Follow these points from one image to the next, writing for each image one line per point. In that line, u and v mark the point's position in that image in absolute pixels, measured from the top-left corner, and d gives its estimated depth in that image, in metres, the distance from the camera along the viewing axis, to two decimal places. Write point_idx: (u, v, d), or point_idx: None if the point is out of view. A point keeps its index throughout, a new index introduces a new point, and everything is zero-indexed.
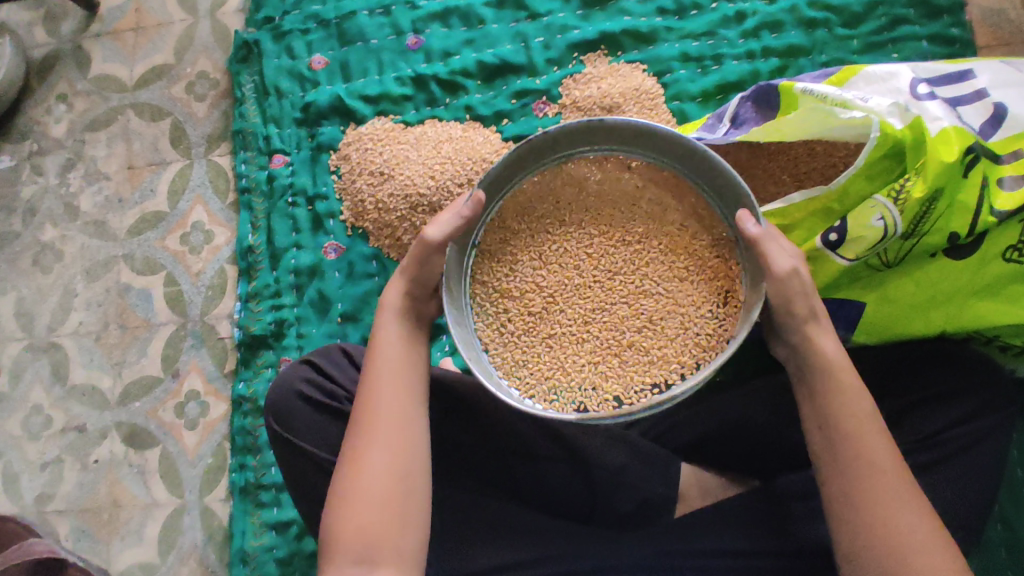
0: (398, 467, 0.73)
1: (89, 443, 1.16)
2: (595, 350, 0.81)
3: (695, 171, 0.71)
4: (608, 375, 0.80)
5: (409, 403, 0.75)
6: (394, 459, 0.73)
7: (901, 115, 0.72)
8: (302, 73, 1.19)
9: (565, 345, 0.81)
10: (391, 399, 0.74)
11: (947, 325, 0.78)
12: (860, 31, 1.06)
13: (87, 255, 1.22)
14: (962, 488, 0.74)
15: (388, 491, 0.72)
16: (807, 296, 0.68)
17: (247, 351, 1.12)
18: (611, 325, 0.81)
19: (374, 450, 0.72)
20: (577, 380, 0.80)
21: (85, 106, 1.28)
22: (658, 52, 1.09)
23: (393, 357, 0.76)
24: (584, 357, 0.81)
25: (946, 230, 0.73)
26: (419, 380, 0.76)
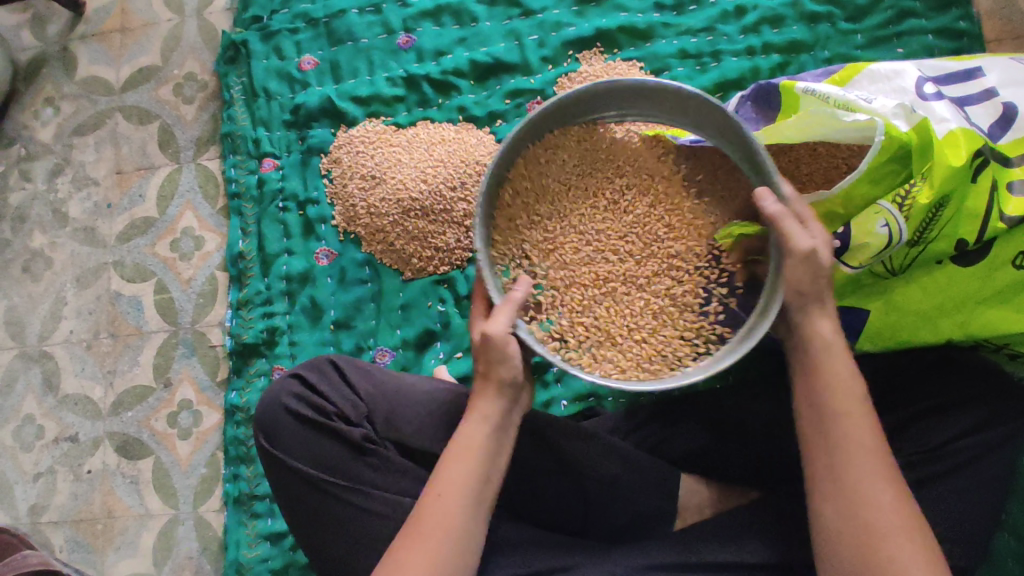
0: (453, 545, 0.66)
1: (82, 453, 1.15)
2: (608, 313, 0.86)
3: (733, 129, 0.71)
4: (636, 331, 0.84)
5: (481, 479, 0.69)
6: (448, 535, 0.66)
7: (907, 117, 0.68)
8: (292, 74, 1.16)
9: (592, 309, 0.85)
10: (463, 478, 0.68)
11: (954, 333, 0.75)
12: (864, 25, 1.02)
13: (77, 262, 1.20)
14: (970, 501, 0.72)
15: (444, 568, 0.65)
16: None
17: (239, 359, 1.11)
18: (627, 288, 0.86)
19: (438, 532, 0.66)
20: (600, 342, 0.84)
21: (72, 110, 1.25)
22: (655, 49, 1.06)
23: (479, 435, 0.70)
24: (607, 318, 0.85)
25: (952, 236, 0.70)
26: (474, 419, 0.71)
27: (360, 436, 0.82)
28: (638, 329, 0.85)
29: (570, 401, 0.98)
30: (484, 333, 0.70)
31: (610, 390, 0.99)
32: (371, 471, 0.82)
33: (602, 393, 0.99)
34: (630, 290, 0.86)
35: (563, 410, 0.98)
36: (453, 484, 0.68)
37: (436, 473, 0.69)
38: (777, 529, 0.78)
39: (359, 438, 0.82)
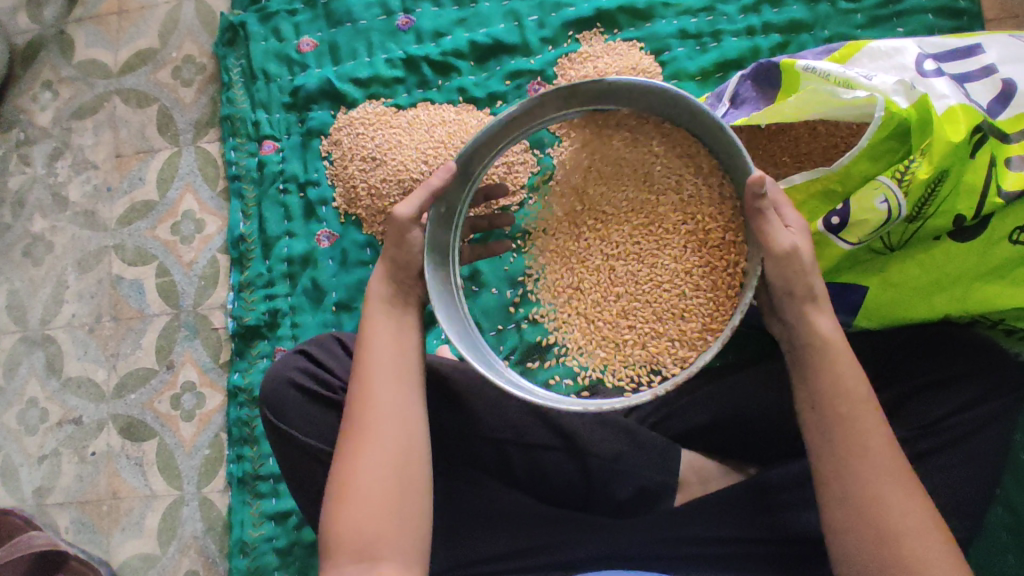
0: (404, 434, 0.73)
1: (86, 435, 1.16)
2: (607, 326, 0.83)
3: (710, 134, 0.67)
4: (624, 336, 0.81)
5: (397, 356, 0.75)
6: (400, 426, 0.73)
7: (906, 93, 0.69)
8: (291, 56, 1.16)
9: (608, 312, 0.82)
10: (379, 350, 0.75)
11: (952, 308, 0.75)
12: (865, 4, 1.02)
13: (78, 246, 1.21)
14: (963, 477, 0.73)
15: (399, 456, 0.72)
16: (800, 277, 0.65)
17: (241, 341, 1.11)
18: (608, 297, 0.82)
19: (378, 429, 0.73)
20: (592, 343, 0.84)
21: (70, 93, 1.25)
22: (655, 30, 1.06)
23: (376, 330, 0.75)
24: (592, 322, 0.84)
25: (951, 212, 0.70)
26: (370, 314, 0.76)
27: None
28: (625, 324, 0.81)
29: None
30: (394, 211, 0.73)
31: None
32: None
33: None
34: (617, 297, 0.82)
35: None
36: (369, 372, 0.74)
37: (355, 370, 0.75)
38: (774, 503, 0.80)
39: None
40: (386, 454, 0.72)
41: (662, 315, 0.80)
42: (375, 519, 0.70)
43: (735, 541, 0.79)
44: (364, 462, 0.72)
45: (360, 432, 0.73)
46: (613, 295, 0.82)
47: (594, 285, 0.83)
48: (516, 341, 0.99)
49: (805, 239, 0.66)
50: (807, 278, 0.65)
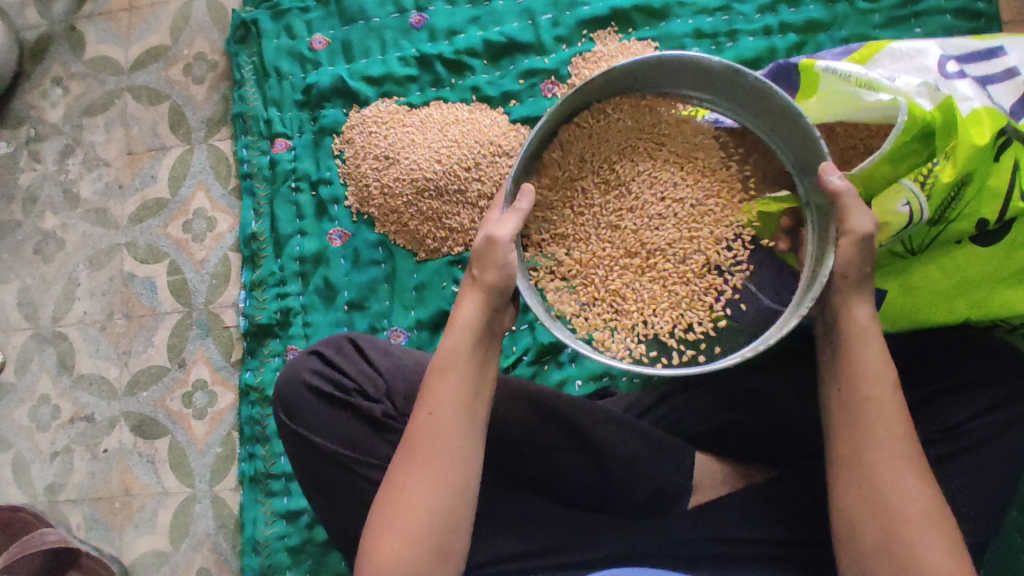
0: (455, 468, 0.69)
1: (98, 432, 1.16)
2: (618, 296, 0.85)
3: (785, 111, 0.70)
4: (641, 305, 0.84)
5: (476, 386, 0.71)
6: (455, 457, 0.69)
7: (930, 94, 0.69)
8: (304, 54, 1.15)
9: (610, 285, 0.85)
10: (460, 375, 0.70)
11: (973, 312, 0.75)
12: (882, 5, 1.01)
13: (89, 243, 1.21)
14: (986, 480, 0.72)
15: (446, 490, 0.69)
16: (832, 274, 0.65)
17: (253, 340, 1.11)
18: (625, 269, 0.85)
19: (432, 457, 0.69)
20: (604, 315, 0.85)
21: (81, 90, 1.25)
22: (670, 29, 1.05)
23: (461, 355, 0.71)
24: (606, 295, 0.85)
25: (974, 216, 0.70)
26: (455, 332, 0.71)
27: (380, 412, 0.82)
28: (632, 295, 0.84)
29: (585, 381, 0.99)
30: (489, 235, 0.70)
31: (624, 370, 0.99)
32: (388, 448, 0.82)
33: (616, 372, 0.99)
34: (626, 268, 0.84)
35: (577, 390, 0.99)
36: (441, 395, 0.70)
37: (427, 392, 0.71)
38: (791, 506, 0.80)
39: (379, 415, 0.82)
40: (434, 483, 0.69)
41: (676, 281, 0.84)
42: (414, 547, 0.67)
43: (752, 543, 0.79)
44: (411, 488, 0.69)
45: (412, 458, 0.70)
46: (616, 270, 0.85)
47: (593, 251, 0.84)
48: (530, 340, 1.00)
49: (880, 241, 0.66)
50: (862, 277, 0.66)
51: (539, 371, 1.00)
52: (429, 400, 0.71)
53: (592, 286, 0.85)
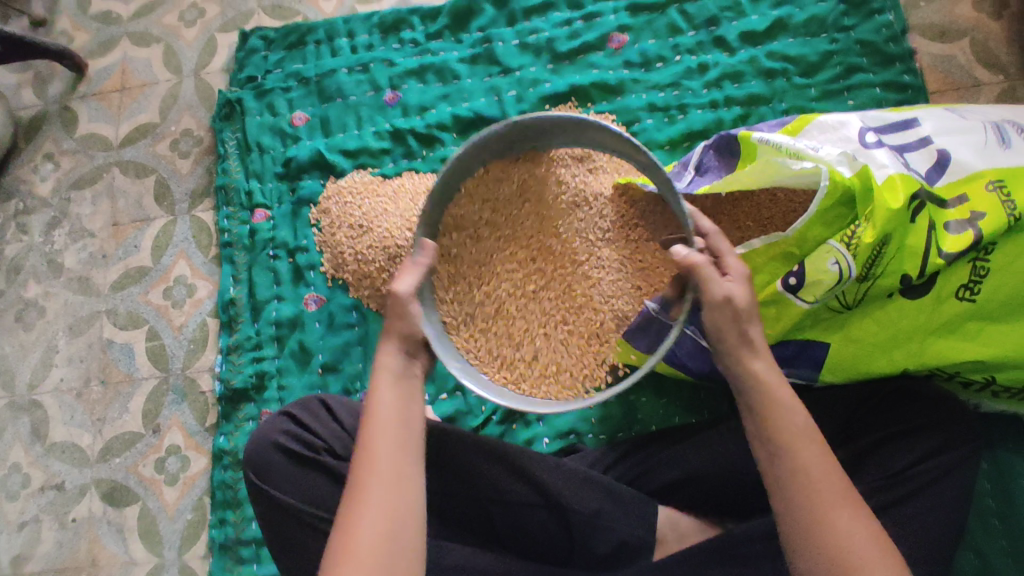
0: (398, 530, 0.67)
1: (68, 501, 1.15)
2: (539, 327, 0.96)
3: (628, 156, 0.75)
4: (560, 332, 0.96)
5: (401, 446, 0.71)
6: (396, 519, 0.68)
7: (849, 164, 0.75)
8: (284, 129, 1.23)
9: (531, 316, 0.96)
10: (388, 474, 0.69)
11: (910, 363, 0.79)
12: (817, 80, 1.10)
13: (70, 311, 1.23)
14: (935, 524, 0.74)
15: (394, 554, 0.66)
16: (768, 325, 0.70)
17: (228, 404, 1.13)
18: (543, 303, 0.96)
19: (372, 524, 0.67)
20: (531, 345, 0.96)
21: (71, 165, 1.30)
22: (626, 103, 1.13)
23: (384, 426, 0.72)
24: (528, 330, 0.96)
25: (898, 272, 0.75)
26: (374, 398, 0.73)
27: (349, 471, 0.84)
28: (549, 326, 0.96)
29: (553, 438, 1.01)
30: (392, 289, 0.76)
31: (591, 427, 1.01)
32: None
33: (583, 429, 1.01)
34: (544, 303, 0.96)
35: (545, 448, 1.00)
36: (369, 459, 0.70)
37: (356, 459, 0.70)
38: (752, 556, 0.80)
39: (348, 474, 0.84)
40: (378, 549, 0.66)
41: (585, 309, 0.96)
42: None
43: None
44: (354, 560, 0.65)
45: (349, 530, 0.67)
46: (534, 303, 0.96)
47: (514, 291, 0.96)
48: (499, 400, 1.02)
49: (742, 288, 0.71)
50: (734, 324, 0.70)
51: (507, 430, 1.02)
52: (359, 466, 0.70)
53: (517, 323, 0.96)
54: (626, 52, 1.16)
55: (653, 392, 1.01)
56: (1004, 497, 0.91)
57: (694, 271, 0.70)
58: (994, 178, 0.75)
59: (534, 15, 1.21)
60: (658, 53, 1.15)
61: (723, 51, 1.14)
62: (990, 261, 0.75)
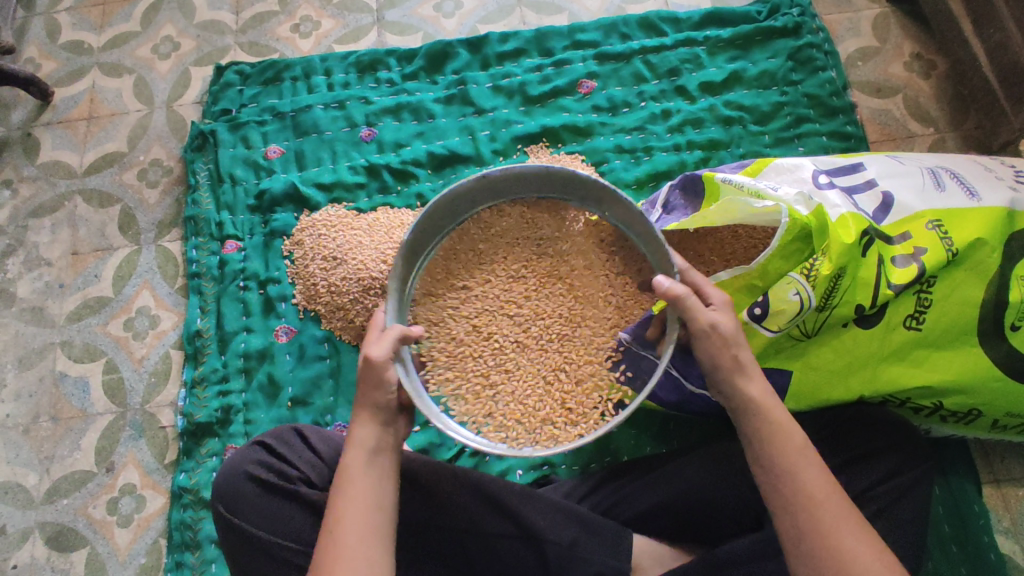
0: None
1: (8, 547, 1.08)
2: (524, 385, 0.93)
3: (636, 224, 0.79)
4: (541, 405, 0.92)
5: (374, 504, 0.73)
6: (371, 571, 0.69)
7: (806, 203, 0.81)
8: (258, 162, 1.23)
9: (515, 371, 0.94)
10: (361, 549, 0.70)
11: (865, 388, 0.84)
12: (771, 128, 1.19)
13: (21, 343, 1.18)
14: (892, 543, 0.79)
15: None
16: (725, 342, 0.74)
17: (191, 440, 1.09)
18: (530, 358, 0.95)
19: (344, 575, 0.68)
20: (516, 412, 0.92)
21: (30, 192, 1.27)
22: (594, 144, 1.19)
23: (364, 485, 0.73)
24: (519, 387, 0.93)
25: (852, 302, 0.80)
26: (350, 451, 0.74)
27: (324, 501, 0.82)
28: (529, 388, 0.93)
29: (526, 470, 1.01)
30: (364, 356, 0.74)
31: (564, 458, 1.03)
32: None
33: (556, 461, 1.02)
34: (530, 357, 0.95)
35: (519, 479, 1.01)
36: (344, 511, 0.72)
37: (335, 511, 0.72)
38: None
39: (323, 503, 0.82)
40: None
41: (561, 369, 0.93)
42: None
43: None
44: None
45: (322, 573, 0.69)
46: (523, 355, 0.95)
47: (512, 340, 0.95)
48: None
49: (726, 316, 0.75)
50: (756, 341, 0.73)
51: (481, 462, 1.02)
52: (334, 516, 0.72)
53: (509, 378, 0.94)
54: (594, 97, 1.23)
55: (623, 422, 1.04)
56: (957, 518, 0.96)
57: (678, 301, 0.74)
58: (932, 218, 0.82)
59: (507, 61, 1.27)
60: (624, 99, 1.22)
61: (684, 99, 1.22)
62: (933, 292, 0.82)
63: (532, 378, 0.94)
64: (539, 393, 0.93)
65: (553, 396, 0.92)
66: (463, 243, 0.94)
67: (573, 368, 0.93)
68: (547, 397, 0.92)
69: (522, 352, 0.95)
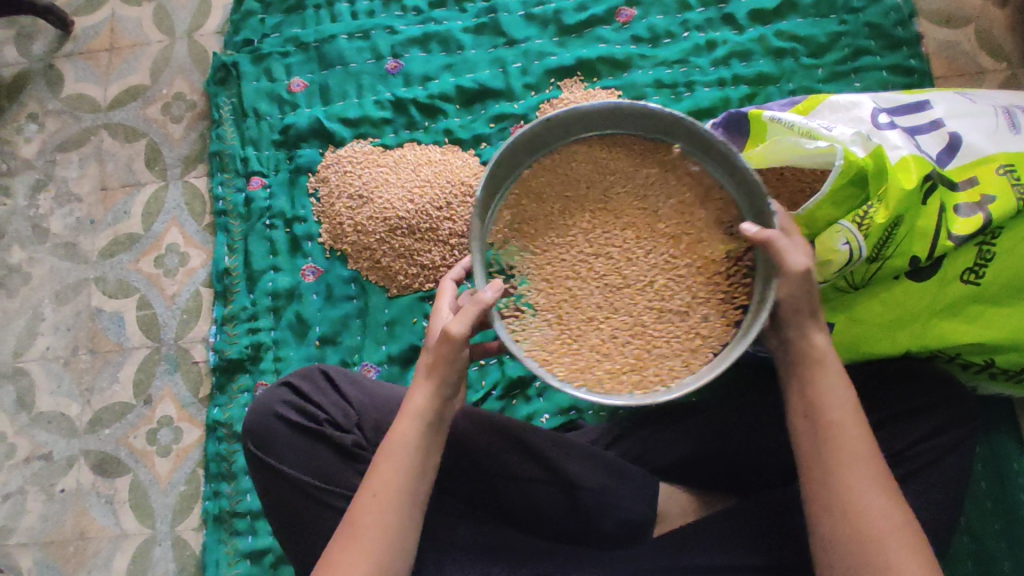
0: (405, 492, 0.71)
1: (56, 472, 1.13)
2: (619, 346, 0.78)
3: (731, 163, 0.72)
4: (642, 363, 0.77)
5: (432, 422, 0.74)
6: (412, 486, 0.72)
7: (863, 144, 0.75)
8: (282, 95, 1.19)
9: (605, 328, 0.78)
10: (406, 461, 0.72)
11: (912, 343, 0.80)
12: (825, 61, 1.10)
13: (56, 278, 1.20)
14: (932, 501, 0.77)
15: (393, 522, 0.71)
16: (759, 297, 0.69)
17: (223, 375, 1.11)
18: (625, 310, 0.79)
19: (388, 487, 0.71)
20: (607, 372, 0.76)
21: (57, 126, 1.26)
22: (633, 79, 1.12)
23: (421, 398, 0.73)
24: (611, 348, 0.78)
25: (907, 253, 0.76)
26: (416, 372, 0.75)
27: (352, 443, 0.83)
28: (623, 346, 0.78)
29: (553, 414, 1.01)
30: (444, 332, 0.71)
31: (592, 404, 1.02)
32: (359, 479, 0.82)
33: (584, 406, 1.02)
34: (626, 311, 0.79)
35: (545, 423, 1.01)
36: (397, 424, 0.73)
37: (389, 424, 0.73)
38: (755, 533, 0.81)
39: (351, 445, 0.83)
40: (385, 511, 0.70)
41: (664, 321, 0.78)
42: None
43: (730, 570, 0.79)
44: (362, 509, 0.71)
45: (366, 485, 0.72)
46: (617, 310, 0.79)
47: (601, 293, 0.80)
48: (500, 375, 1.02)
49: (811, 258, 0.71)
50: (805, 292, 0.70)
51: (507, 405, 1.02)
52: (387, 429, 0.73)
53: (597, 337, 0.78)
54: (634, 27, 1.15)
55: None
56: (996, 476, 0.94)
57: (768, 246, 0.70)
58: (1003, 162, 0.75)
59: None
60: (666, 29, 1.14)
61: (732, 29, 1.13)
62: (996, 245, 0.76)
63: (625, 335, 0.78)
64: (632, 352, 0.77)
65: (655, 355, 0.77)
66: (545, 186, 0.81)
67: (678, 321, 0.78)
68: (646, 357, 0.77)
69: (615, 306, 0.79)
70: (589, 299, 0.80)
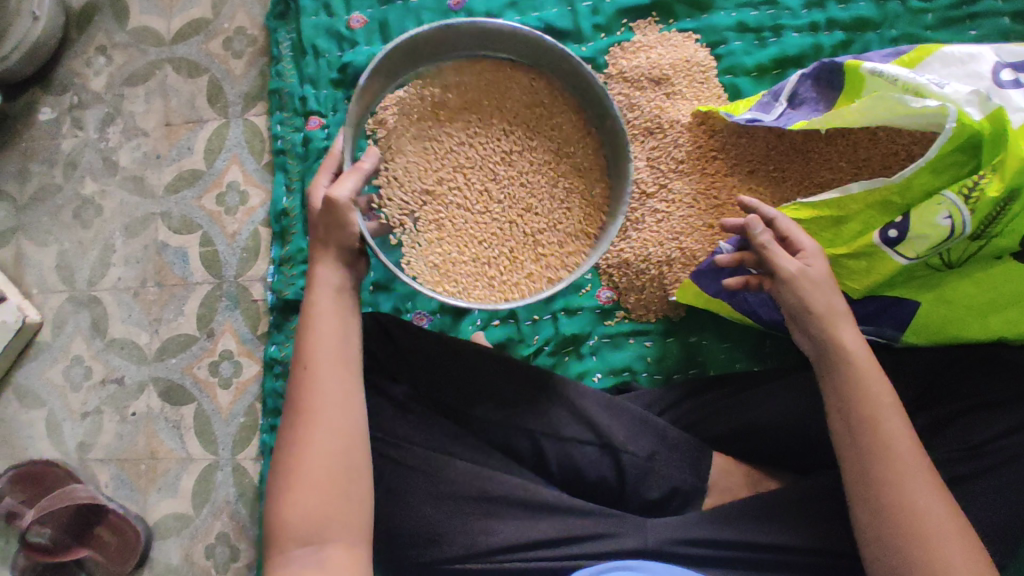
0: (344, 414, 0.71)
1: (128, 395, 1.19)
2: (479, 249, 0.96)
3: (616, 132, 0.90)
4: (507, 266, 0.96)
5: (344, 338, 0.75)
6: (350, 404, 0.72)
7: (980, 104, 0.68)
8: (340, 32, 1.15)
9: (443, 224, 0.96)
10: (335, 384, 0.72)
11: (1007, 330, 0.77)
12: (936, 5, 1.00)
13: (125, 211, 1.23)
14: (1016, 497, 0.72)
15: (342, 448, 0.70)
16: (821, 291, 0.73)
17: (279, 315, 1.13)
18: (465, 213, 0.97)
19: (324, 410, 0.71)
20: (455, 268, 0.96)
21: (123, 59, 1.27)
22: (713, 21, 1.04)
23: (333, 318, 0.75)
24: (445, 241, 0.96)
25: (1018, 232, 0.70)
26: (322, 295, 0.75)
27: (403, 393, 0.83)
28: (466, 245, 0.96)
29: (605, 374, 0.99)
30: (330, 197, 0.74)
31: (646, 366, 1.00)
32: (409, 428, 0.82)
33: (637, 368, 0.99)
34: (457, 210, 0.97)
35: (596, 383, 0.99)
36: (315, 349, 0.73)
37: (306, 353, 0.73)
38: (810, 513, 0.79)
39: (401, 395, 0.83)
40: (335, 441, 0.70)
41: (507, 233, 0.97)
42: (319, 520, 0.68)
43: (778, 549, 0.77)
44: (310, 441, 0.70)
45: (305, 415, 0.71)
46: (455, 212, 0.96)
47: (468, 197, 0.97)
48: (552, 331, 1.00)
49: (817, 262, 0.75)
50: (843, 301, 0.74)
51: (559, 361, 1.00)
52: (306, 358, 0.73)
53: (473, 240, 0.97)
54: None
55: (714, 336, 0.99)
56: None
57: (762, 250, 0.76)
58: None
59: None
60: None
61: None
62: None
63: (505, 243, 0.97)
64: (486, 255, 0.96)
65: (502, 260, 0.96)
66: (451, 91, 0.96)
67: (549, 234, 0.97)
68: (498, 262, 0.96)
69: (444, 203, 0.96)
70: (452, 200, 0.96)
